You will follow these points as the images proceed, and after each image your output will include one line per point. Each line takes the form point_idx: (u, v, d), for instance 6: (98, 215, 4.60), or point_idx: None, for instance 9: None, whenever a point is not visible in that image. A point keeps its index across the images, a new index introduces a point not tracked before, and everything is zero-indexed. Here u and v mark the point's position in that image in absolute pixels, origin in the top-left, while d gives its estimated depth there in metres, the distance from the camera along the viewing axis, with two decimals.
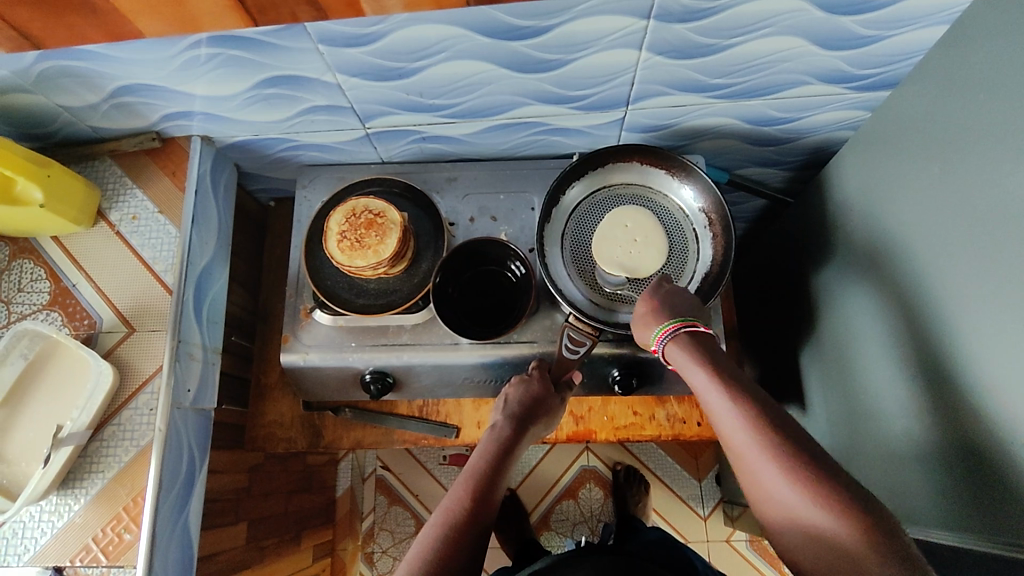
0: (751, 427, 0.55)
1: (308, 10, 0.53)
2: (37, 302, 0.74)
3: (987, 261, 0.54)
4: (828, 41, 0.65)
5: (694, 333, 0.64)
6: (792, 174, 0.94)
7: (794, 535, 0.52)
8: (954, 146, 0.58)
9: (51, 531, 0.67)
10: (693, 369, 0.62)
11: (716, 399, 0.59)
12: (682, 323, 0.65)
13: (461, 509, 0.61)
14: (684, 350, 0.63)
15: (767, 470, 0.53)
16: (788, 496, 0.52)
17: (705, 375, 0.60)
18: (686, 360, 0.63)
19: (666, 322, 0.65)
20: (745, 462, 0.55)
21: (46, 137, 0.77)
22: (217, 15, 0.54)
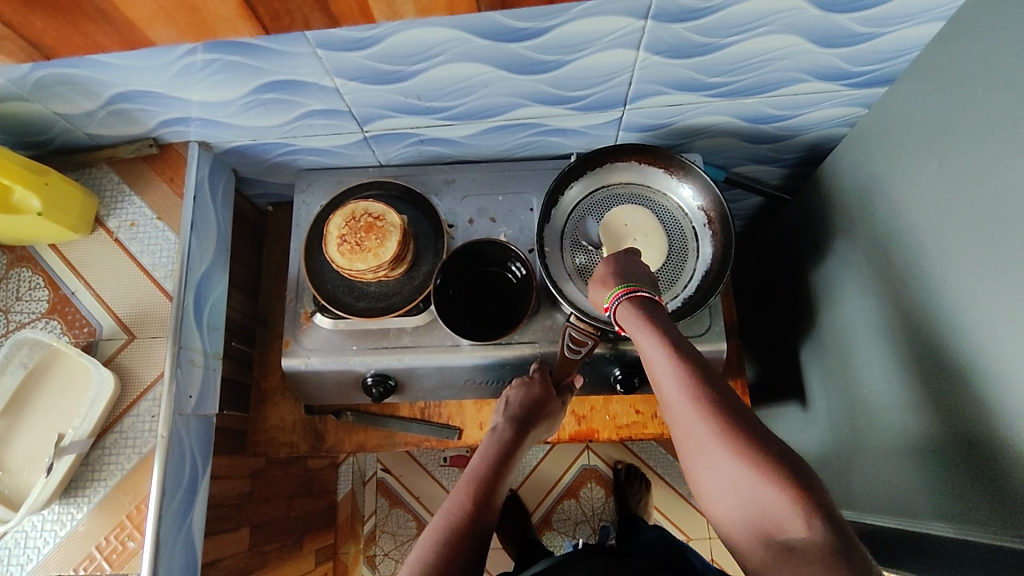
0: (694, 397, 0.55)
1: (321, 17, 0.53)
2: (36, 310, 0.74)
3: (984, 257, 0.54)
4: (823, 40, 0.65)
5: (644, 300, 0.63)
6: (789, 171, 0.95)
7: (731, 507, 0.52)
8: (950, 142, 0.58)
9: (53, 540, 0.67)
10: (641, 332, 0.60)
11: (661, 365, 0.58)
12: (628, 290, 0.63)
13: (463, 512, 0.61)
14: (635, 314, 0.62)
15: (709, 442, 0.53)
16: (728, 469, 0.51)
17: (651, 339, 0.59)
18: (635, 325, 0.61)
19: (614, 289, 0.64)
20: (686, 433, 0.55)
21: (43, 145, 0.77)
22: (232, 23, 0.53)
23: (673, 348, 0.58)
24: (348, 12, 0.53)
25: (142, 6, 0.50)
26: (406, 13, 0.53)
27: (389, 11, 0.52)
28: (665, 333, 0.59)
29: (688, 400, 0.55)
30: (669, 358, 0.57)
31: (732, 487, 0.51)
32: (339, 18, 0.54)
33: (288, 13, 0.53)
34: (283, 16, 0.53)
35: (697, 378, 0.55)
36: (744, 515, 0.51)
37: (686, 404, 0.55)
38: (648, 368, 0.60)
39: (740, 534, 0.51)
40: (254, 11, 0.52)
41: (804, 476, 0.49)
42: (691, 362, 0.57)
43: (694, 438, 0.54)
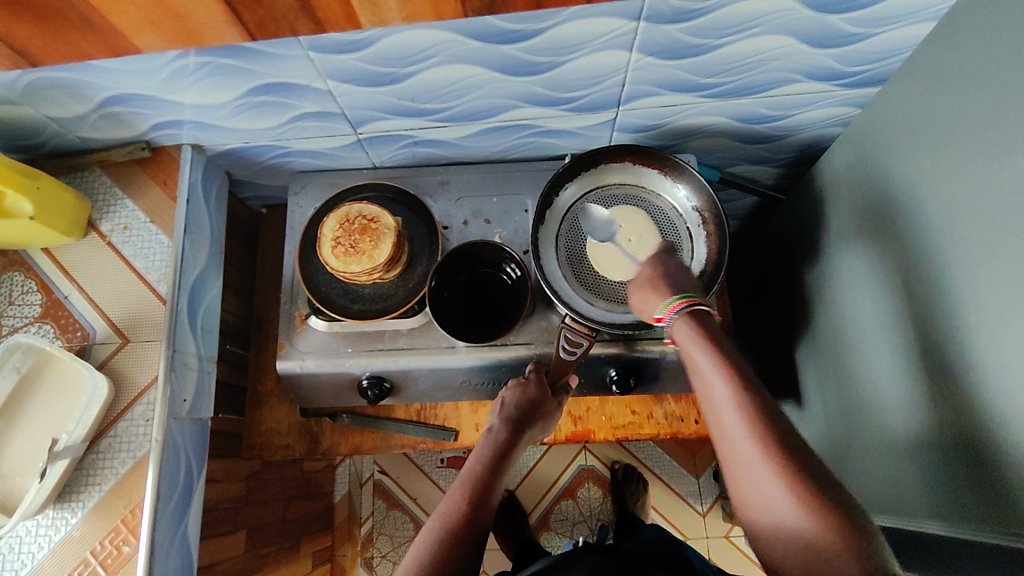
0: (747, 417, 0.55)
1: (307, 24, 0.53)
2: (29, 315, 0.73)
3: (976, 258, 0.55)
4: (816, 40, 0.65)
5: (703, 316, 0.63)
6: (783, 171, 0.95)
7: (770, 527, 0.52)
8: (943, 142, 0.58)
9: (48, 545, 0.66)
10: (697, 348, 0.60)
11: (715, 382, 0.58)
12: (687, 301, 0.64)
13: (460, 513, 0.61)
14: (693, 330, 0.61)
15: (756, 464, 0.53)
16: (772, 493, 0.52)
17: (708, 356, 0.59)
18: (691, 341, 0.61)
19: (672, 300, 0.64)
20: (733, 451, 0.55)
21: (34, 148, 0.76)
22: (217, 31, 0.53)
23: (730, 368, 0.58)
24: (334, 18, 0.53)
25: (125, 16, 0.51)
26: (393, 20, 0.53)
27: (375, 18, 0.52)
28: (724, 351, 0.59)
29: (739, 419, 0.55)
30: (724, 377, 0.57)
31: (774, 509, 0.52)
32: (325, 24, 0.54)
33: (273, 20, 0.53)
34: (269, 23, 0.53)
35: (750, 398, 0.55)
36: (783, 536, 0.51)
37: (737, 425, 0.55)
38: (700, 381, 0.59)
39: (776, 553, 0.52)
40: (242, 20, 0.52)
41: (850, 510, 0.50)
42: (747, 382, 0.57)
43: (740, 458, 0.54)
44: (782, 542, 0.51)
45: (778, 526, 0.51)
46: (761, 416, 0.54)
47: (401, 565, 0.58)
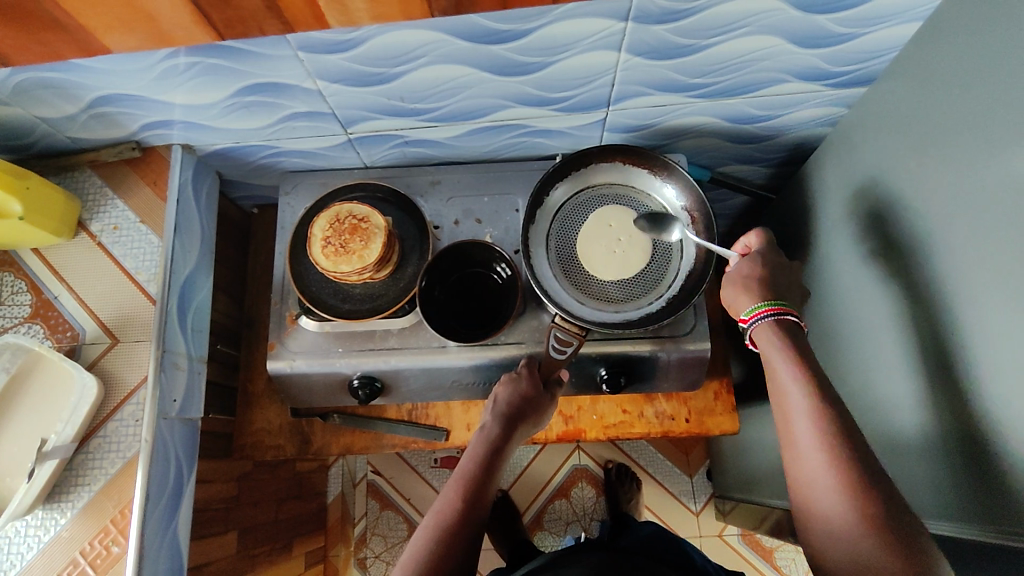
0: (818, 427, 0.57)
1: (275, 24, 0.53)
2: (18, 315, 0.73)
3: (963, 257, 0.55)
4: (803, 41, 0.66)
5: (788, 324, 0.63)
6: (773, 171, 0.95)
7: (826, 534, 0.55)
8: (931, 142, 0.59)
9: (37, 546, 0.66)
10: (778, 355, 0.62)
11: (792, 391, 0.59)
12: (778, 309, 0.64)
13: (454, 513, 0.62)
14: (777, 337, 0.63)
15: (824, 476, 0.55)
16: (833, 504, 0.54)
17: (789, 365, 0.60)
18: (773, 349, 0.62)
19: (759, 305, 0.65)
20: (800, 460, 0.57)
21: (23, 149, 0.76)
22: (189, 31, 0.54)
23: (810, 378, 0.59)
24: (302, 18, 0.53)
25: (91, 16, 0.51)
26: (362, 19, 0.53)
27: (343, 17, 0.52)
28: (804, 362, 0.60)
29: (812, 430, 0.57)
30: (802, 387, 0.59)
31: (833, 515, 0.54)
32: (295, 23, 0.54)
33: (242, 22, 0.53)
34: (238, 24, 0.53)
35: (827, 409, 0.57)
36: (837, 541, 0.54)
37: (810, 435, 0.57)
38: (777, 391, 0.61)
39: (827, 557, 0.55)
40: (209, 20, 0.52)
41: (910, 527, 0.52)
42: (823, 393, 0.58)
43: (808, 467, 0.56)
44: (839, 548, 0.54)
45: (834, 532, 0.54)
46: (833, 427, 0.56)
47: (398, 565, 0.60)
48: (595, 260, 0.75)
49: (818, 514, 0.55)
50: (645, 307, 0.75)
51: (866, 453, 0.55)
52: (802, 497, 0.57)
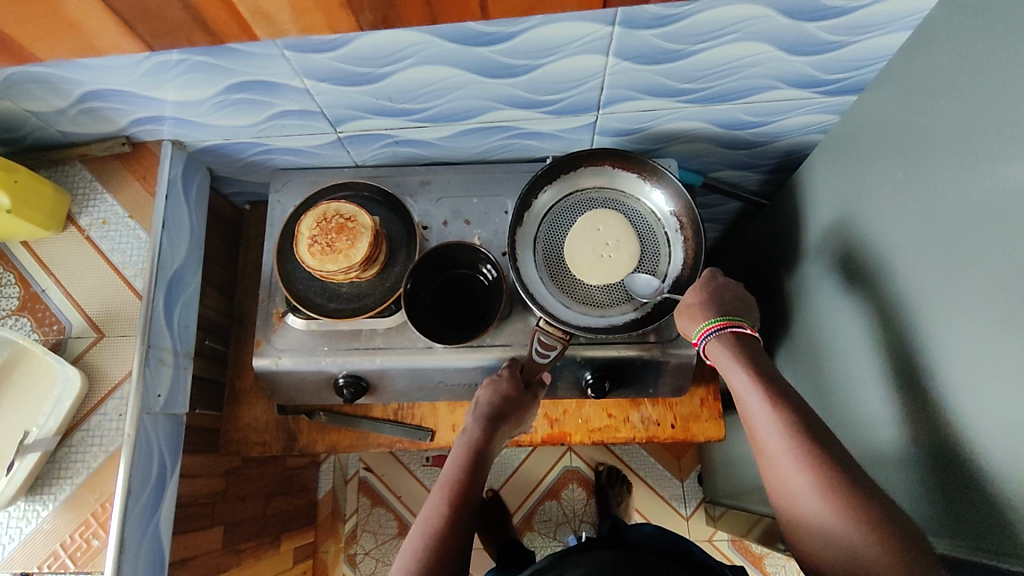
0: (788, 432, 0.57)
1: (203, 35, 0.55)
2: (7, 307, 0.74)
3: (946, 269, 0.54)
4: (794, 48, 0.65)
5: (738, 333, 0.66)
6: (767, 177, 0.95)
7: (814, 535, 0.55)
8: (914, 151, 0.59)
9: (19, 537, 0.67)
10: (733, 370, 0.64)
11: (754, 402, 0.60)
12: (727, 323, 0.66)
13: (443, 518, 0.62)
14: (728, 351, 0.65)
15: (800, 481, 0.56)
16: (815, 506, 0.55)
17: (746, 377, 0.62)
18: (728, 363, 0.64)
19: (710, 320, 0.67)
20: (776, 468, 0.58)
21: (15, 141, 0.77)
22: (113, 40, 0.55)
23: (770, 388, 0.61)
24: (228, 28, 0.55)
25: (15, 22, 0.52)
26: (290, 31, 0.55)
27: (269, 29, 0.54)
28: (758, 372, 0.62)
29: (783, 436, 0.58)
30: (763, 397, 0.60)
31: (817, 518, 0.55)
32: (222, 33, 0.55)
33: (169, 32, 0.54)
34: (161, 34, 0.55)
35: (792, 415, 0.58)
36: (830, 545, 0.54)
37: (781, 443, 0.58)
38: (741, 402, 0.62)
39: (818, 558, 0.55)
40: (137, 32, 0.54)
41: (897, 527, 0.52)
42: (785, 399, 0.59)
43: (784, 475, 0.57)
44: (829, 548, 0.54)
45: (820, 531, 0.54)
46: (803, 432, 0.57)
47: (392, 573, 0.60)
48: (578, 261, 0.75)
49: (805, 522, 0.56)
50: (631, 311, 0.75)
51: (845, 462, 0.55)
52: (786, 505, 0.58)
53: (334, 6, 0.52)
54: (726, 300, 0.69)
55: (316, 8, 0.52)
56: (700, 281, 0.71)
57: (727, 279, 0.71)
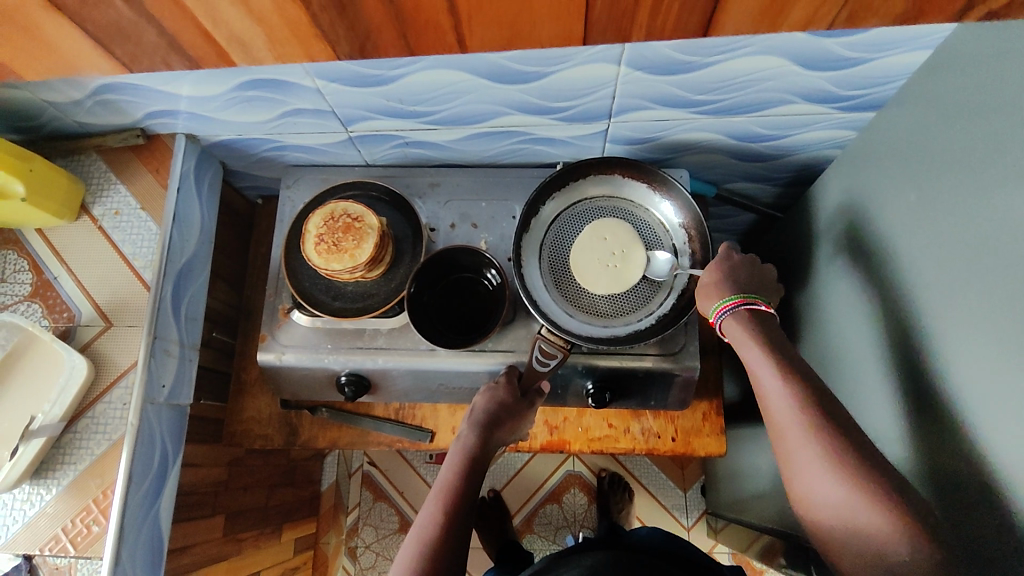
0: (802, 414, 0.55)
1: (180, 60, 0.51)
2: (19, 293, 0.75)
3: (958, 297, 0.53)
4: (811, 64, 0.64)
5: (755, 311, 0.64)
6: (782, 189, 0.93)
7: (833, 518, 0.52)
8: (931, 173, 0.57)
9: (22, 519, 0.68)
10: (751, 350, 0.62)
11: (769, 378, 0.59)
12: (744, 299, 0.65)
13: (439, 528, 0.62)
14: (749, 331, 0.63)
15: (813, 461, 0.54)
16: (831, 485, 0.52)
17: (762, 354, 0.60)
18: (747, 343, 0.62)
19: (727, 297, 0.65)
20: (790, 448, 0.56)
21: (33, 130, 0.78)
22: (94, 65, 0.52)
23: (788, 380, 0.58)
24: (204, 54, 0.51)
25: None
26: (265, 59, 0.51)
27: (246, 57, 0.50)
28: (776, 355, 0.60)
29: (795, 427, 0.56)
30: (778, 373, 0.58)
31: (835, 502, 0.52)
32: (200, 60, 0.52)
33: (145, 56, 0.51)
34: None
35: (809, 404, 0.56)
36: (829, 545, 0.54)
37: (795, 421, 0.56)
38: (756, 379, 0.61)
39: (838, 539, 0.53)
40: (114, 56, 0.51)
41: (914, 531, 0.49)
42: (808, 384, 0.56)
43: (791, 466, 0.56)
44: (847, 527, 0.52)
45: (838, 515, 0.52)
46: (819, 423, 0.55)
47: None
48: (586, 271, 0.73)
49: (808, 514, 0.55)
50: (633, 323, 0.73)
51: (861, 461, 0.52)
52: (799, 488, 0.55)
53: (308, 36, 0.48)
54: (739, 280, 0.67)
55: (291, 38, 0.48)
56: (715, 257, 0.70)
57: (743, 254, 0.69)
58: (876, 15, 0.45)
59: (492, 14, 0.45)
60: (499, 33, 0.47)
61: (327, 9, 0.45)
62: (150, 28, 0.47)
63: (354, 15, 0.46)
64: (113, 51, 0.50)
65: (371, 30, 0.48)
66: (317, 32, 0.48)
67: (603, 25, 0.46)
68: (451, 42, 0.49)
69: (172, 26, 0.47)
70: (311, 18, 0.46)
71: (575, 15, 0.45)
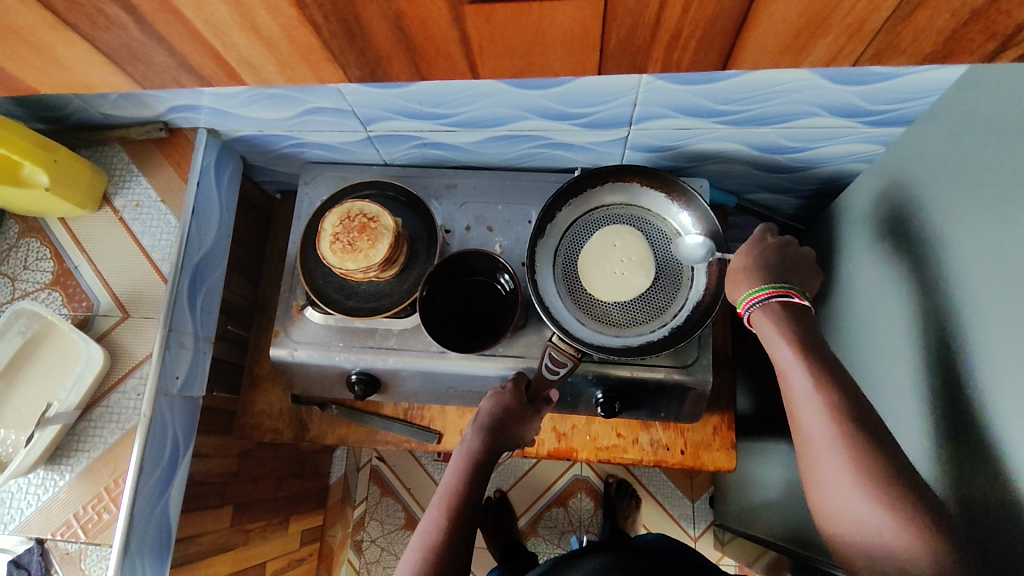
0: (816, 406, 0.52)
1: (192, 77, 0.50)
2: (40, 280, 0.76)
3: (983, 324, 0.51)
4: (839, 78, 0.62)
5: (788, 303, 0.59)
6: (804, 202, 0.92)
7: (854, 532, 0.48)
8: (961, 195, 0.55)
9: (36, 504, 0.70)
10: (796, 371, 0.55)
11: (798, 375, 0.54)
12: (775, 292, 0.60)
13: (441, 533, 0.62)
14: (794, 348, 0.56)
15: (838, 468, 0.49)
16: (855, 497, 0.48)
17: (791, 350, 0.56)
18: (786, 351, 0.56)
19: (758, 289, 0.60)
20: (813, 452, 0.52)
21: (59, 120, 0.79)
22: (103, 80, 0.51)
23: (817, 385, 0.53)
24: (214, 75, 0.50)
25: None
26: (276, 81, 0.50)
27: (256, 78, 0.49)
28: (825, 379, 0.53)
29: (826, 436, 0.51)
30: (808, 372, 0.54)
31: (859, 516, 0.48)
32: (210, 77, 0.51)
33: (157, 75, 0.50)
34: None
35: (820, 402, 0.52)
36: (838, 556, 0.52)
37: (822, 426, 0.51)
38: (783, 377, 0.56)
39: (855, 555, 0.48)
40: (128, 74, 0.50)
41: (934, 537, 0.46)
42: (841, 397, 0.52)
43: (822, 496, 0.51)
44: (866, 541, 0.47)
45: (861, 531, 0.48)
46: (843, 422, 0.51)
47: None
48: (598, 282, 0.74)
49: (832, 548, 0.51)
50: (646, 334, 0.72)
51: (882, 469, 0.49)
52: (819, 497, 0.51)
53: (319, 60, 0.47)
54: (773, 264, 0.62)
55: (301, 61, 0.47)
56: (750, 239, 0.66)
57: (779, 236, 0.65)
58: (904, 54, 0.43)
59: (502, 45, 0.44)
60: (512, 62, 0.46)
61: (336, 35, 0.44)
62: (161, 50, 0.47)
63: (364, 43, 0.45)
64: (125, 68, 0.49)
65: (381, 58, 0.47)
66: (328, 56, 0.47)
67: (618, 59, 0.45)
68: (464, 68, 0.48)
69: (183, 48, 0.46)
70: (320, 44, 0.45)
71: (591, 47, 0.44)
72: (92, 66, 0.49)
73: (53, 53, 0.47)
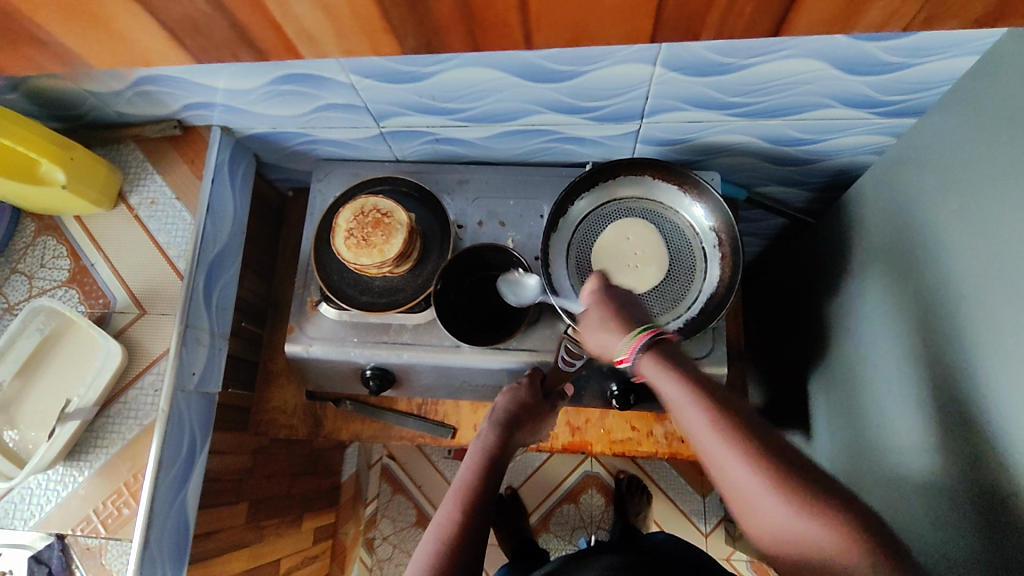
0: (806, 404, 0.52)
1: (250, 51, 0.51)
2: (57, 278, 0.77)
3: (998, 310, 0.52)
4: (852, 68, 0.62)
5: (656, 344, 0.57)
6: (815, 194, 0.92)
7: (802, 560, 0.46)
8: (975, 182, 0.55)
9: (56, 499, 0.70)
10: (690, 411, 0.52)
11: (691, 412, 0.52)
12: (650, 332, 0.57)
13: (458, 522, 0.61)
14: (685, 387, 0.53)
15: (769, 503, 0.47)
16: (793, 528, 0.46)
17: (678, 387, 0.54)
18: (674, 389, 0.54)
19: (637, 332, 0.57)
20: (736, 492, 0.49)
21: (74, 119, 0.79)
22: (156, 56, 0.51)
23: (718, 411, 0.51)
24: (274, 46, 0.50)
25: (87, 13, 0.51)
26: (332, 52, 0.50)
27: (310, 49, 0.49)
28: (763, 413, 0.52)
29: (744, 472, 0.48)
30: (699, 405, 0.52)
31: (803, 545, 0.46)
32: (268, 51, 0.51)
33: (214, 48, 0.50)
34: None
35: None
36: None
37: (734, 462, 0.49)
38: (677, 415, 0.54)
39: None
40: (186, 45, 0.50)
41: None
42: None
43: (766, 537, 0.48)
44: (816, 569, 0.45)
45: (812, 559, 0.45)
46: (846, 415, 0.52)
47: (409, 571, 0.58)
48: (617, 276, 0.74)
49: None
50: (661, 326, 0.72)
51: None
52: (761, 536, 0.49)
53: (378, 29, 0.47)
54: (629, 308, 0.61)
55: (359, 31, 0.47)
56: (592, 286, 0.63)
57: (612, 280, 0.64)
58: (957, 17, 0.43)
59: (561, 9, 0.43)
60: (570, 26, 0.45)
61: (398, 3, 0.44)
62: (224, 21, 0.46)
63: (424, 11, 0.45)
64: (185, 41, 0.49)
65: (439, 28, 0.47)
66: (387, 24, 0.46)
67: (673, 24, 0.45)
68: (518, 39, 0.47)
69: (244, 18, 0.46)
70: (381, 10, 0.45)
71: (646, 13, 0.44)
72: (151, 40, 0.49)
73: (111, 25, 0.47)
